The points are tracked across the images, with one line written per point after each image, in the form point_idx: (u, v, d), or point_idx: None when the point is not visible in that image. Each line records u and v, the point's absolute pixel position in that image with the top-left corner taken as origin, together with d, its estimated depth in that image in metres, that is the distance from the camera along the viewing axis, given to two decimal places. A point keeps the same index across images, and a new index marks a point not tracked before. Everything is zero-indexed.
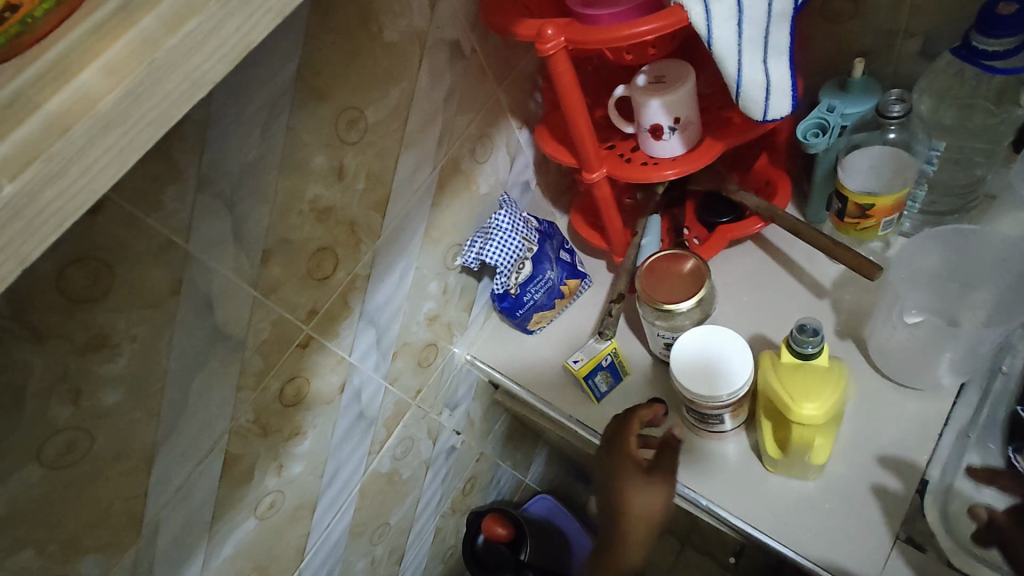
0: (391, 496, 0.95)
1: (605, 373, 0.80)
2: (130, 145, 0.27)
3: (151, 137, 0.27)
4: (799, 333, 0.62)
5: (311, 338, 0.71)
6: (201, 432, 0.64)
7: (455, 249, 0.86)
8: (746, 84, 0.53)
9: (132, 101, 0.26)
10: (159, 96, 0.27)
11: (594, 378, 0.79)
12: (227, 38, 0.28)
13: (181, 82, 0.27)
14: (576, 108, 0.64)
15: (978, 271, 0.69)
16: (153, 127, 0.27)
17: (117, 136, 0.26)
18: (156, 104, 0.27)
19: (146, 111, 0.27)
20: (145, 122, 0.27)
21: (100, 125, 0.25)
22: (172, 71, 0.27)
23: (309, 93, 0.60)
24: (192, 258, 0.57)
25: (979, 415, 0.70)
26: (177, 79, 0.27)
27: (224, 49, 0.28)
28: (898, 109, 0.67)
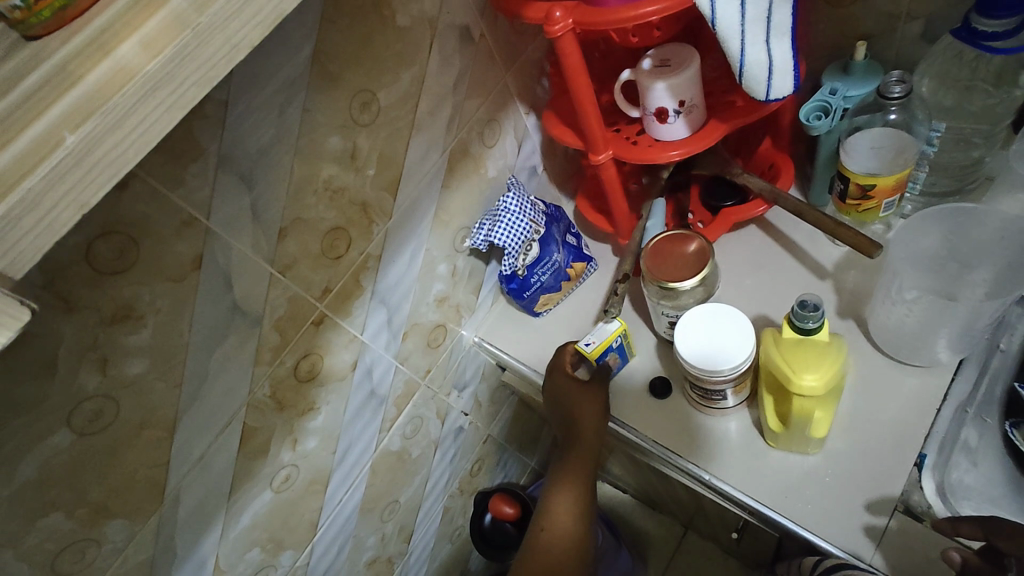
0: (401, 474, 0.98)
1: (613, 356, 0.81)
2: (174, 105, 0.29)
3: (193, 98, 0.29)
4: (799, 309, 0.64)
5: (325, 316, 0.74)
6: (220, 404, 0.67)
7: (463, 231, 0.88)
8: (749, 64, 0.54)
9: (176, 63, 0.28)
10: (200, 60, 0.29)
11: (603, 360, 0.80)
12: (261, 7, 0.30)
13: (221, 47, 0.29)
14: (582, 90, 0.65)
15: (977, 247, 0.70)
16: (195, 89, 0.29)
17: (164, 96, 0.28)
18: (198, 67, 0.29)
19: (189, 73, 0.29)
20: (189, 84, 0.29)
21: (149, 84, 0.27)
22: (212, 37, 0.29)
23: (324, 75, 0.62)
24: (213, 234, 0.59)
25: (977, 391, 0.71)
26: (217, 44, 0.29)
27: (259, 18, 0.30)
28: (899, 90, 0.68)
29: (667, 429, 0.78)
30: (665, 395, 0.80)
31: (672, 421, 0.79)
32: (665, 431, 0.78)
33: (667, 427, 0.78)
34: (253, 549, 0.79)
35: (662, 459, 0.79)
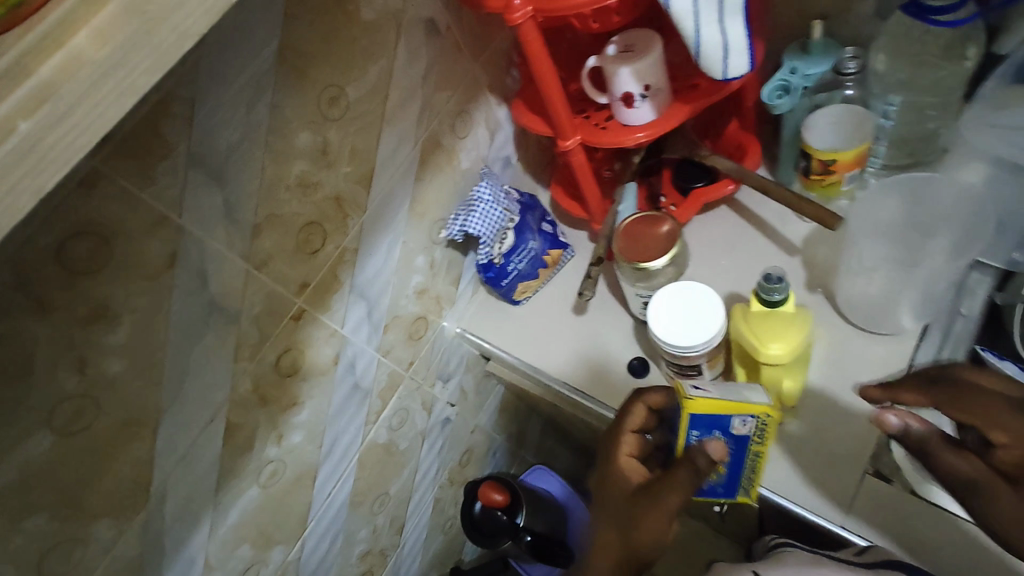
0: (389, 466, 0.99)
1: (714, 433, 0.65)
2: (125, 91, 0.30)
3: (144, 84, 0.30)
4: (765, 283, 0.66)
5: (304, 311, 0.74)
6: (202, 401, 0.67)
7: (439, 223, 0.89)
8: (705, 44, 0.56)
9: (127, 50, 0.29)
10: (149, 48, 0.30)
11: (699, 431, 0.65)
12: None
13: (169, 35, 0.30)
14: (547, 76, 0.67)
15: (936, 217, 0.73)
16: (146, 76, 0.30)
17: (113, 84, 0.29)
18: (148, 54, 0.30)
19: (139, 59, 0.30)
20: (139, 70, 0.30)
21: (100, 71, 0.28)
22: (159, 25, 0.29)
23: (291, 69, 0.63)
24: (186, 232, 0.59)
25: (941, 354, 0.74)
26: (165, 32, 0.30)
27: (208, 5, 0.31)
28: (852, 66, 0.73)
29: None
30: (642, 372, 0.86)
31: None
32: None
33: None
34: (243, 544, 0.80)
35: None
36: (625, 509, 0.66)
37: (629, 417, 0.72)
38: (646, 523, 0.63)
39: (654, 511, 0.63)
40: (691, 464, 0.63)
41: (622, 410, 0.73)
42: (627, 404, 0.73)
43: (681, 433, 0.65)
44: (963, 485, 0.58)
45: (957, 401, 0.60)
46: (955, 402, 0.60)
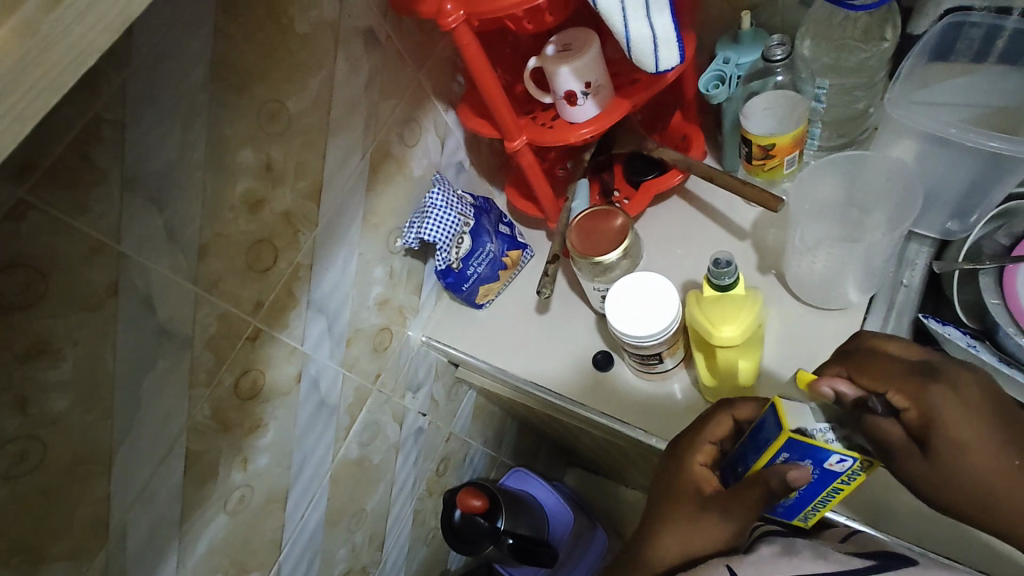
0: (363, 482, 0.98)
1: (804, 463, 0.60)
2: (22, 114, 0.28)
3: (44, 105, 0.28)
4: (714, 269, 0.67)
5: (260, 330, 0.73)
6: (159, 431, 0.65)
7: (395, 232, 0.89)
8: (634, 38, 0.57)
9: (19, 71, 0.27)
10: (45, 66, 0.28)
11: (789, 453, 0.60)
12: (110, 9, 0.29)
13: (67, 52, 0.28)
14: (487, 78, 0.67)
15: (872, 193, 0.76)
16: (45, 96, 0.28)
17: (8, 106, 0.27)
18: (45, 72, 0.28)
19: (37, 79, 0.28)
20: (37, 90, 0.28)
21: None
22: (56, 42, 0.28)
23: (226, 87, 0.62)
24: (127, 258, 0.58)
25: (886, 325, 0.77)
26: (63, 49, 0.28)
27: (109, 20, 0.29)
28: (781, 52, 0.75)
29: (607, 400, 0.85)
30: (607, 366, 0.87)
31: (618, 394, 0.85)
32: (605, 402, 0.85)
33: (606, 399, 0.85)
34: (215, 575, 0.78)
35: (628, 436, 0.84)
36: (686, 518, 0.65)
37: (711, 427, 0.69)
38: (698, 533, 0.64)
39: (706, 521, 0.63)
40: (764, 484, 0.60)
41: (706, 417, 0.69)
42: (712, 412, 0.69)
43: (770, 452, 0.61)
44: (883, 451, 0.60)
45: (873, 368, 0.61)
46: (863, 368, 0.62)
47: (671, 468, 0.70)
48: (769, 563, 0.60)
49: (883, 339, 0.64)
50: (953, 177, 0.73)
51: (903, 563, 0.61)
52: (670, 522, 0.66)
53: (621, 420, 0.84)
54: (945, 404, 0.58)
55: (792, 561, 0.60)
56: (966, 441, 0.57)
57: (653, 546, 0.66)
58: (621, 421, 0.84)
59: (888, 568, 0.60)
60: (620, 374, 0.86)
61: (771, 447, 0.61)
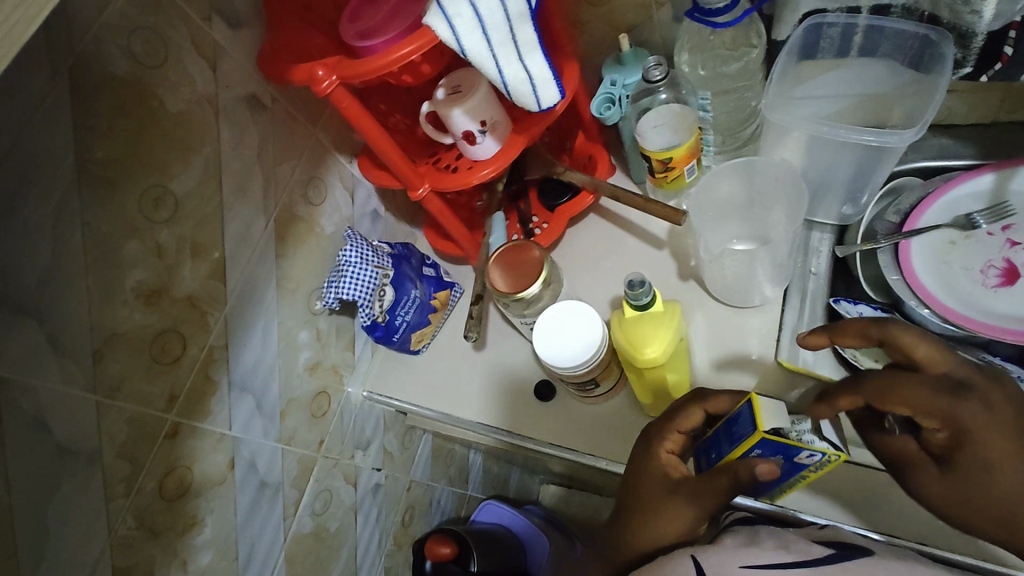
0: (323, 553, 0.94)
1: (776, 457, 0.62)
2: None
3: None
4: (630, 289, 0.68)
5: (179, 425, 0.69)
6: (76, 556, 0.60)
7: (315, 293, 0.86)
8: (511, 82, 0.57)
9: None
10: None
11: (761, 449, 0.62)
12: None
13: None
14: (377, 134, 0.67)
15: (767, 193, 0.79)
16: None
17: None
18: None
19: None
20: None
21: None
22: None
23: (98, 181, 0.59)
24: (7, 382, 0.53)
25: (803, 315, 0.79)
26: None
27: None
28: (659, 73, 0.76)
29: (555, 429, 0.85)
30: (551, 396, 0.86)
31: (565, 421, 0.85)
32: (553, 431, 0.85)
33: (553, 427, 0.85)
34: None
35: (579, 460, 0.84)
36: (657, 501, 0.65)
37: (682, 416, 0.69)
38: (669, 516, 0.64)
39: (676, 507, 0.64)
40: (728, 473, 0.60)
41: (676, 409, 0.70)
42: (683, 404, 0.70)
43: (744, 446, 0.62)
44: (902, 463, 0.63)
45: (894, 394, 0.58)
46: (888, 395, 0.58)
47: (639, 456, 0.70)
48: (731, 552, 0.60)
49: (916, 341, 0.59)
50: (839, 167, 0.77)
51: (862, 554, 0.62)
52: (643, 510, 0.66)
53: (571, 447, 0.84)
54: (973, 419, 0.57)
55: (754, 551, 0.60)
56: (998, 462, 0.57)
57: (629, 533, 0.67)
58: (571, 448, 0.84)
59: (846, 558, 0.61)
60: (564, 400, 0.86)
61: (744, 441, 0.61)
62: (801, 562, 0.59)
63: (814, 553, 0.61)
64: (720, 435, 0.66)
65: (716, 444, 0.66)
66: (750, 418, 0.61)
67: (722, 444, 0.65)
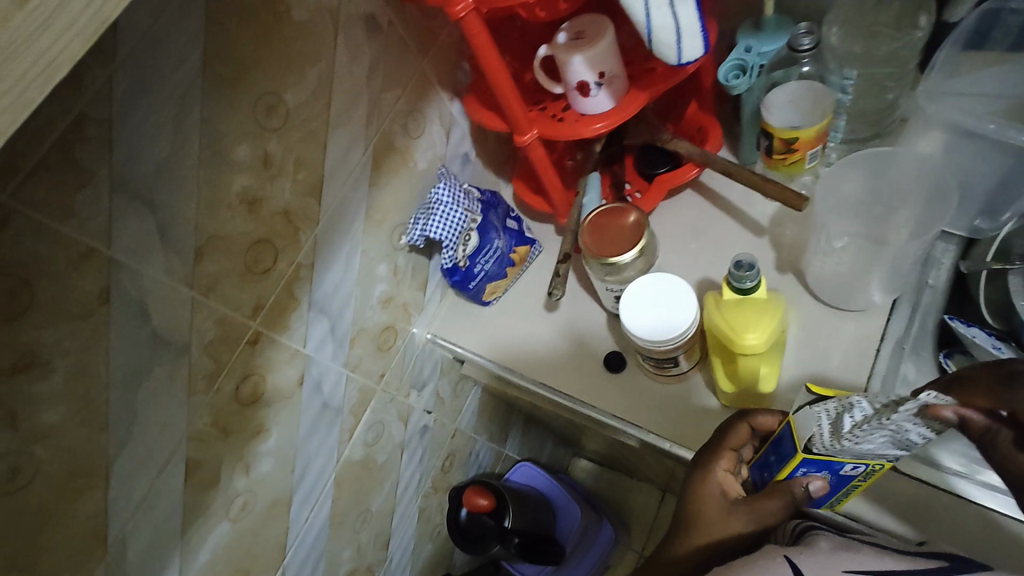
0: (368, 482, 0.96)
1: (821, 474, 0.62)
2: None
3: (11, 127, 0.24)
4: (736, 271, 0.67)
5: (260, 334, 0.70)
6: (157, 441, 0.63)
7: (399, 228, 0.86)
8: (657, 29, 0.53)
9: None
10: (12, 78, 0.24)
11: (806, 467, 0.61)
12: (81, 12, 0.25)
13: (34, 63, 0.24)
14: (495, 68, 0.65)
15: (898, 191, 0.74)
16: (9, 117, 0.24)
17: None
18: (11, 86, 0.24)
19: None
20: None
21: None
22: (20, 53, 0.23)
23: (219, 79, 0.58)
24: (118, 264, 0.55)
25: (911, 327, 0.75)
26: (28, 61, 0.24)
27: (79, 26, 0.25)
28: (808, 42, 0.72)
29: (620, 402, 0.83)
30: (620, 368, 0.84)
31: (630, 396, 0.82)
32: (617, 404, 0.83)
33: (619, 400, 0.83)
34: None
35: (639, 439, 0.82)
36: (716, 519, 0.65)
37: (731, 435, 0.68)
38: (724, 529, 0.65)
39: (735, 524, 0.64)
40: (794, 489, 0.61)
41: (726, 425, 0.69)
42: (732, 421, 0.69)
43: (787, 464, 0.62)
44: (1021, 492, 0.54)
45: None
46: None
47: (697, 473, 0.69)
48: (829, 556, 0.54)
49: None
50: (980, 168, 0.72)
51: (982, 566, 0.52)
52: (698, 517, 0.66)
53: (634, 423, 0.81)
54: None
55: (855, 556, 0.55)
56: None
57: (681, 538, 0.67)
58: (634, 424, 0.81)
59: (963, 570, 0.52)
60: (633, 375, 0.83)
61: (789, 462, 0.62)
62: (911, 570, 0.52)
63: (923, 562, 0.53)
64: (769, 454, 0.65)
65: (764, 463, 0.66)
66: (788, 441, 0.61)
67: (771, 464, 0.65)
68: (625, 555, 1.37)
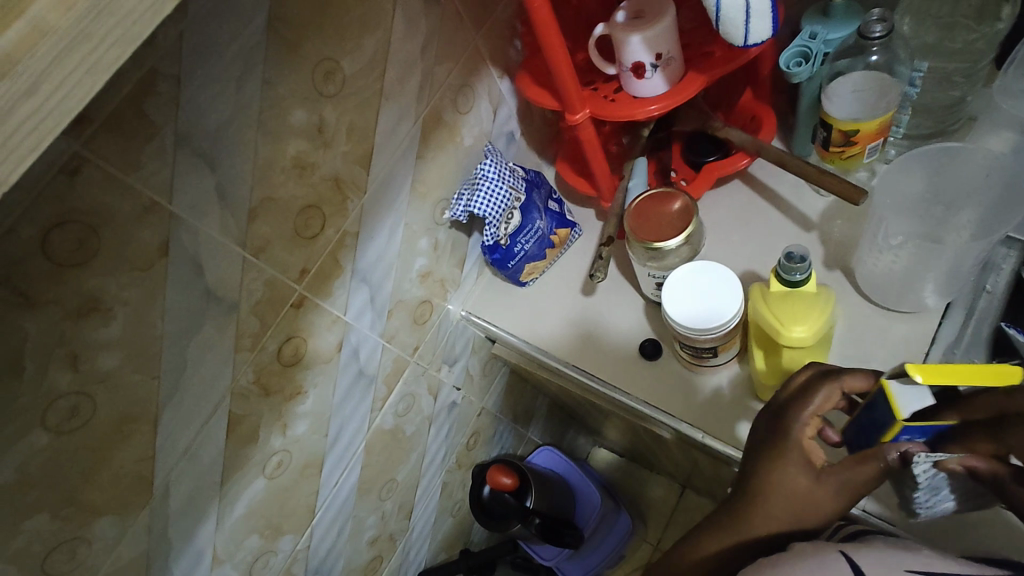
0: (395, 452, 0.98)
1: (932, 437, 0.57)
2: (94, 67, 0.26)
3: (115, 59, 0.26)
4: (787, 262, 0.67)
5: (305, 298, 0.72)
6: (203, 394, 0.65)
7: (442, 204, 0.86)
8: (724, 7, 0.54)
9: (92, 19, 0.25)
10: (121, 12, 0.25)
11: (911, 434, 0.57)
12: None
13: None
14: (553, 42, 0.65)
15: (962, 189, 0.72)
16: (118, 48, 0.26)
17: (82, 56, 0.25)
18: (118, 22, 0.25)
19: (109, 29, 0.25)
20: (109, 42, 0.26)
21: (70, 37, 0.24)
22: None
23: (281, 42, 0.59)
24: (178, 219, 0.56)
25: (964, 332, 0.73)
26: None
27: None
28: (880, 29, 0.68)
29: (653, 390, 0.82)
30: (656, 355, 0.83)
31: (664, 385, 0.82)
32: (650, 392, 0.82)
33: (652, 387, 0.82)
34: (251, 536, 0.79)
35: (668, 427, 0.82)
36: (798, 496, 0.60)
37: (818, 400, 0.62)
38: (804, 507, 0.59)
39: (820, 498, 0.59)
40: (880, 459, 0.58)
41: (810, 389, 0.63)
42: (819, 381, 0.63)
43: (890, 431, 0.58)
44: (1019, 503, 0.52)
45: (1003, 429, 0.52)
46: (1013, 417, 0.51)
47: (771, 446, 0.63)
48: (889, 556, 0.52)
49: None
50: None
51: None
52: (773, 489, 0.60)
53: (666, 411, 0.80)
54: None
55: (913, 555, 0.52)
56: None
57: (732, 525, 0.61)
58: (667, 413, 0.80)
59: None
60: (668, 364, 0.83)
61: (887, 429, 0.58)
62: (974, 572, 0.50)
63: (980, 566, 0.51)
64: (864, 418, 0.62)
65: (862, 431, 0.63)
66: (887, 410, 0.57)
67: (872, 431, 0.61)
68: (640, 547, 1.37)
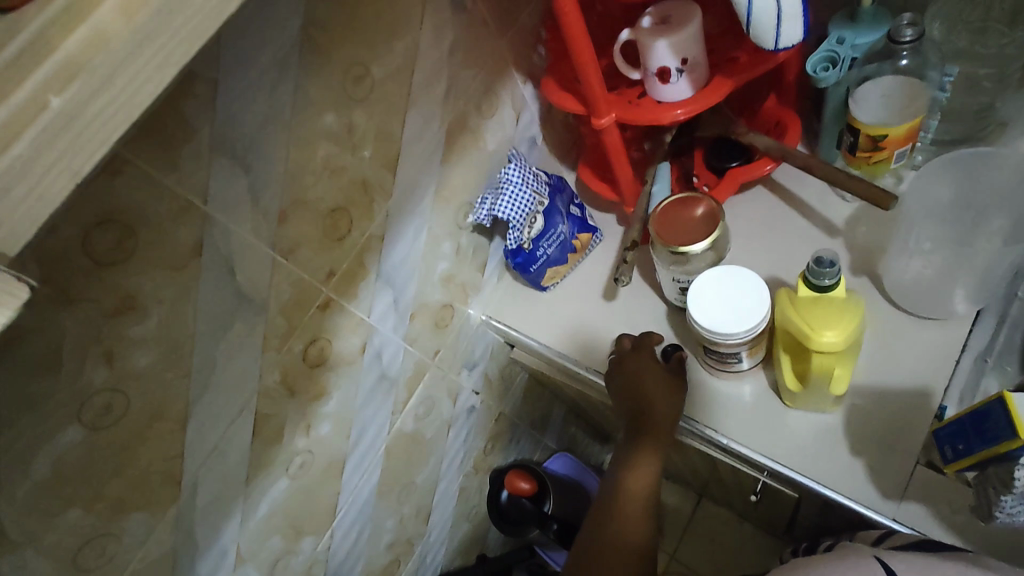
0: (415, 455, 0.98)
1: None
2: None
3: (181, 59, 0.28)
4: (817, 267, 0.68)
5: (331, 299, 0.72)
6: (231, 393, 0.66)
7: (465, 208, 0.87)
8: (756, 12, 0.54)
9: None
10: None
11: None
12: None
13: None
14: (581, 45, 0.65)
15: (993, 198, 0.73)
16: None
17: None
18: None
19: None
20: None
21: None
22: None
23: (314, 48, 0.60)
24: (212, 220, 0.57)
25: (996, 340, 0.74)
26: None
27: None
28: (910, 34, 0.68)
29: None
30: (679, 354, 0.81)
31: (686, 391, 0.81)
32: None
33: None
34: (273, 536, 0.80)
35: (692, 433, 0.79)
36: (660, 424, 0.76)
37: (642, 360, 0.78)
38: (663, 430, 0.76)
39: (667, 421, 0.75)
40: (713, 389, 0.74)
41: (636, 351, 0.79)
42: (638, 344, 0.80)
43: (1001, 443, 0.57)
44: None
45: None
46: None
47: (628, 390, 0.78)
48: None
49: None
50: None
51: None
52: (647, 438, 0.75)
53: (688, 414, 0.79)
54: None
55: None
56: None
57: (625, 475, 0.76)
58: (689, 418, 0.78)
59: None
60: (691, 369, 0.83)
61: (998, 442, 0.57)
62: None
63: None
64: (967, 424, 0.61)
65: (961, 436, 0.62)
66: (1006, 419, 0.56)
67: (972, 439, 0.61)
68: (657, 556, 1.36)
